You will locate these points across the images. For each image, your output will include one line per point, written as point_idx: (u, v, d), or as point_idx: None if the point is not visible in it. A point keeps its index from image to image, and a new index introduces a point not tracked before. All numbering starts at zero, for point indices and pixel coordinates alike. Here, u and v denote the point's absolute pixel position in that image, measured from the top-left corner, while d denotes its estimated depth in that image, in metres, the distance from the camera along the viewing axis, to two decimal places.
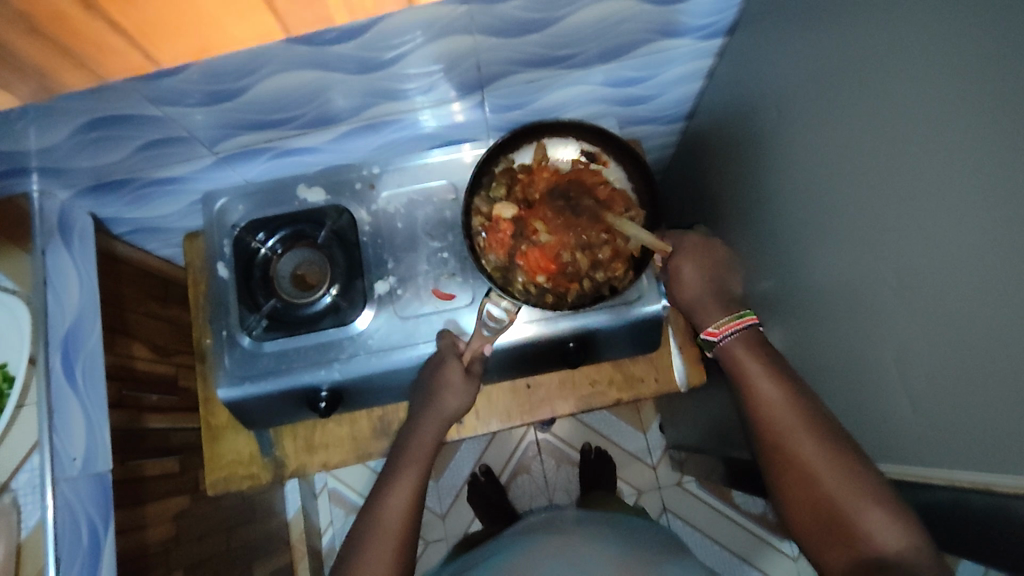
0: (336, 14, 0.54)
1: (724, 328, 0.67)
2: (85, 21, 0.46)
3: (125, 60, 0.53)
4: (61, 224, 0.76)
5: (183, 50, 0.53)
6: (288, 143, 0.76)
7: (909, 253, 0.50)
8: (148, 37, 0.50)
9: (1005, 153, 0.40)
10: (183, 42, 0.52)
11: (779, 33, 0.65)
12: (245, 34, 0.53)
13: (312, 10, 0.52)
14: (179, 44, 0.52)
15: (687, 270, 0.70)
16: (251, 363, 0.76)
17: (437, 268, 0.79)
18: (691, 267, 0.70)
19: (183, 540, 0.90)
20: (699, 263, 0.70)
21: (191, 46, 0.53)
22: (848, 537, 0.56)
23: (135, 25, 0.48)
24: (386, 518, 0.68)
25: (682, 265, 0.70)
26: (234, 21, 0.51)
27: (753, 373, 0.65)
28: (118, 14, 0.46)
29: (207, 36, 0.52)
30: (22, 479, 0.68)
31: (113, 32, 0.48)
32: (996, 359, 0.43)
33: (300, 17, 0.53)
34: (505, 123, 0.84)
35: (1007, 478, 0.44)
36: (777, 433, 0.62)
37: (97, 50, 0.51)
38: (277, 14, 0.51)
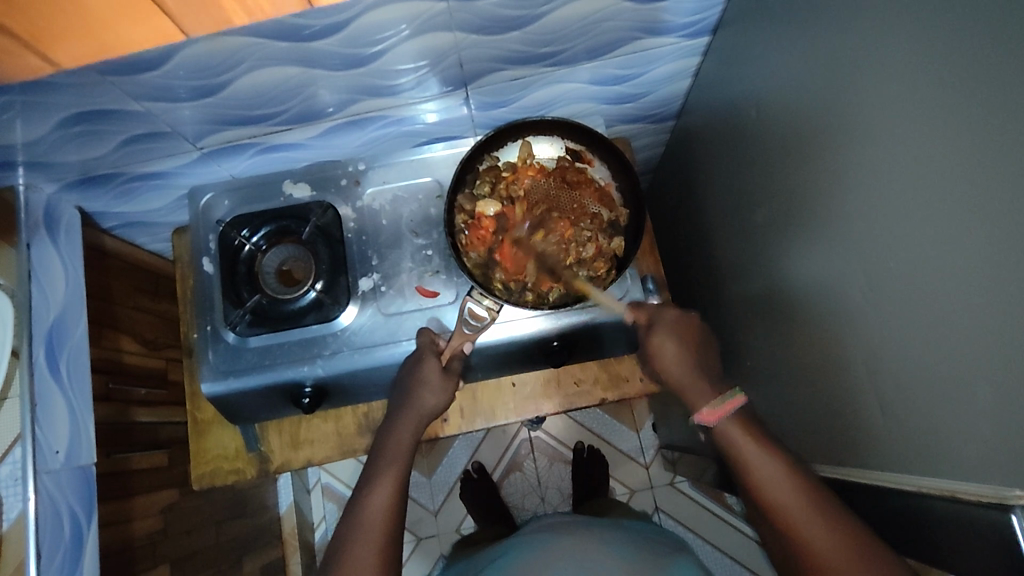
0: (234, 17, 0.54)
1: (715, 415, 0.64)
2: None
3: (23, 61, 0.54)
4: (47, 218, 0.76)
5: (85, 49, 0.54)
6: (273, 139, 0.76)
7: (885, 258, 0.49)
8: (41, 37, 0.51)
9: (977, 155, 0.40)
10: (79, 42, 0.53)
11: (762, 32, 0.64)
12: (145, 36, 0.54)
13: (206, 11, 0.52)
14: (77, 44, 0.53)
15: (665, 345, 0.70)
16: (234, 359, 0.76)
17: (421, 265, 0.79)
18: (670, 341, 0.70)
19: (170, 533, 0.90)
20: (678, 338, 0.70)
21: (89, 45, 0.53)
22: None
23: (23, 26, 0.49)
24: (368, 515, 0.67)
25: (658, 340, 0.70)
26: (126, 23, 0.52)
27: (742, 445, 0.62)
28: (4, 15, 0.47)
29: (104, 38, 0.53)
30: (4, 471, 0.67)
31: (3, 31, 0.50)
32: (964, 364, 0.42)
33: (196, 19, 0.53)
34: (491, 120, 0.83)
35: (971, 485, 0.43)
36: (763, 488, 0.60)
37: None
38: (166, 14, 0.52)
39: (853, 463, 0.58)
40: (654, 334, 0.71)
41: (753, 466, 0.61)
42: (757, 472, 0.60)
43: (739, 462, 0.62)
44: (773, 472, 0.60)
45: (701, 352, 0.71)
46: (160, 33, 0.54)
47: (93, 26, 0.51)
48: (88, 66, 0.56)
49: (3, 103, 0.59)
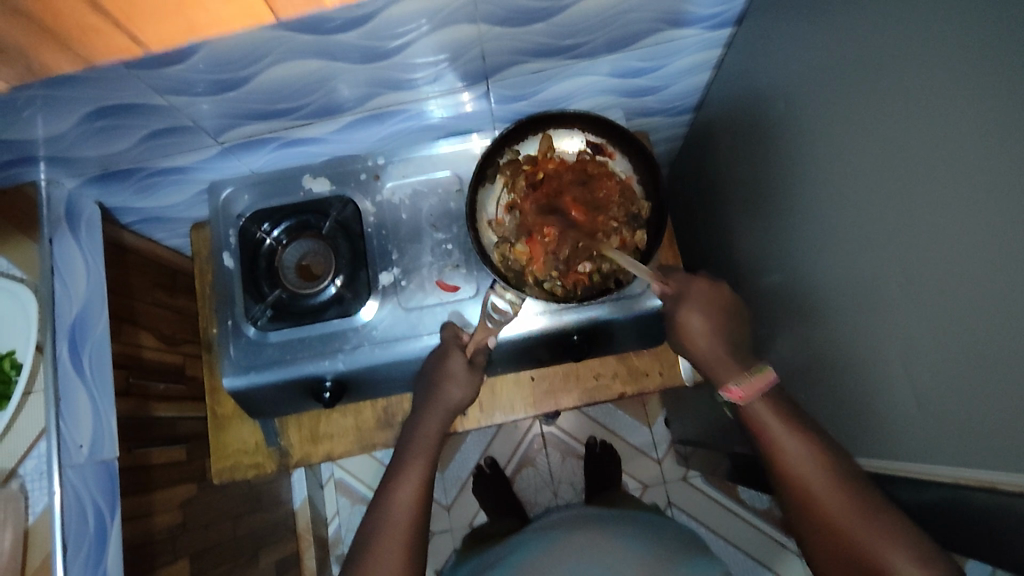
0: None
1: (748, 390, 0.64)
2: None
3: (110, 40, 0.53)
4: (69, 213, 0.76)
5: (169, 31, 0.53)
6: (294, 133, 0.76)
7: (915, 251, 0.49)
8: (132, 18, 0.51)
9: (1011, 144, 0.39)
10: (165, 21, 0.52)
11: (787, 24, 0.64)
12: (230, 14, 0.53)
13: None
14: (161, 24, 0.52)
15: (693, 320, 0.69)
16: (256, 353, 0.76)
17: (441, 259, 0.79)
18: (696, 315, 0.69)
19: (189, 528, 0.91)
20: (706, 312, 0.69)
21: (173, 25, 0.53)
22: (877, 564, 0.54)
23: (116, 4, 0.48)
24: (395, 514, 0.66)
25: (685, 313, 0.69)
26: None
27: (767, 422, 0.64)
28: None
29: (193, 19, 0.52)
30: (30, 465, 0.69)
31: (95, 10, 0.49)
32: (1000, 356, 0.42)
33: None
34: (510, 114, 0.83)
35: (1012, 477, 0.43)
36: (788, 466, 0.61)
37: (80, 27, 0.50)
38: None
39: (884, 454, 0.58)
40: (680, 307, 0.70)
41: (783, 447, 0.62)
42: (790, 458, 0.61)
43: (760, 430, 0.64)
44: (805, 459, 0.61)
45: (727, 318, 0.70)
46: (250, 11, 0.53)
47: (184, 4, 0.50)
48: (114, 58, 0.56)
49: (26, 98, 0.59)
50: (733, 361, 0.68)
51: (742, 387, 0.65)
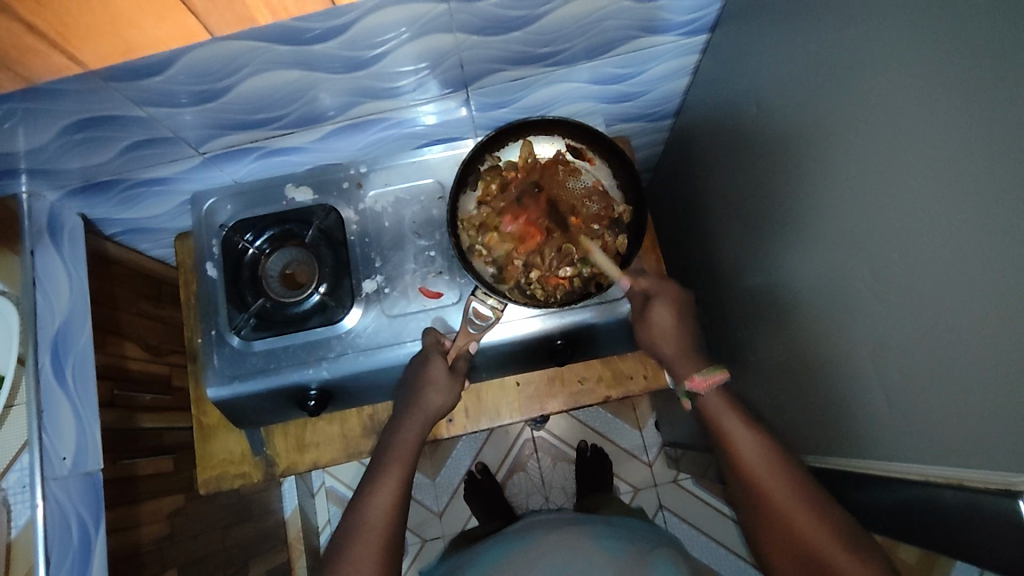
0: (258, 15, 0.54)
1: (706, 381, 0.67)
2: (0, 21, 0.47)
3: (46, 60, 0.54)
4: (50, 225, 0.76)
5: (107, 51, 0.54)
6: (275, 143, 0.77)
7: (887, 252, 0.50)
8: (68, 38, 0.51)
9: (976, 147, 0.40)
10: (102, 40, 0.53)
11: (760, 30, 0.65)
12: (168, 34, 0.54)
13: (231, 9, 0.52)
14: (98, 43, 0.53)
15: (658, 314, 0.71)
16: (239, 362, 0.76)
17: (425, 266, 0.79)
18: (667, 313, 0.71)
19: (177, 538, 0.90)
20: (673, 310, 0.71)
21: (109, 45, 0.53)
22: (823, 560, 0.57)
23: (51, 25, 0.49)
24: (370, 514, 0.66)
25: (656, 310, 0.71)
26: (150, 18, 0.51)
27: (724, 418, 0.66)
28: (33, 14, 0.48)
29: (128, 38, 0.53)
30: (12, 478, 0.68)
31: (31, 32, 0.49)
32: (969, 353, 0.43)
33: (221, 19, 0.53)
34: (491, 121, 0.84)
35: (978, 473, 0.44)
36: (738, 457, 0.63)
37: (15, 46, 0.51)
38: (194, 13, 0.52)
39: (858, 455, 0.59)
40: (651, 306, 0.72)
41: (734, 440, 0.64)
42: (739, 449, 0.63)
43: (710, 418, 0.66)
44: (753, 450, 0.63)
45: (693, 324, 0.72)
46: (186, 31, 0.54)
47: (116, 26, 0.51)
48: (96, 70, 0.56)
49: (6, 110, 0.59)
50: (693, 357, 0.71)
51: (704, 377, 0.67)
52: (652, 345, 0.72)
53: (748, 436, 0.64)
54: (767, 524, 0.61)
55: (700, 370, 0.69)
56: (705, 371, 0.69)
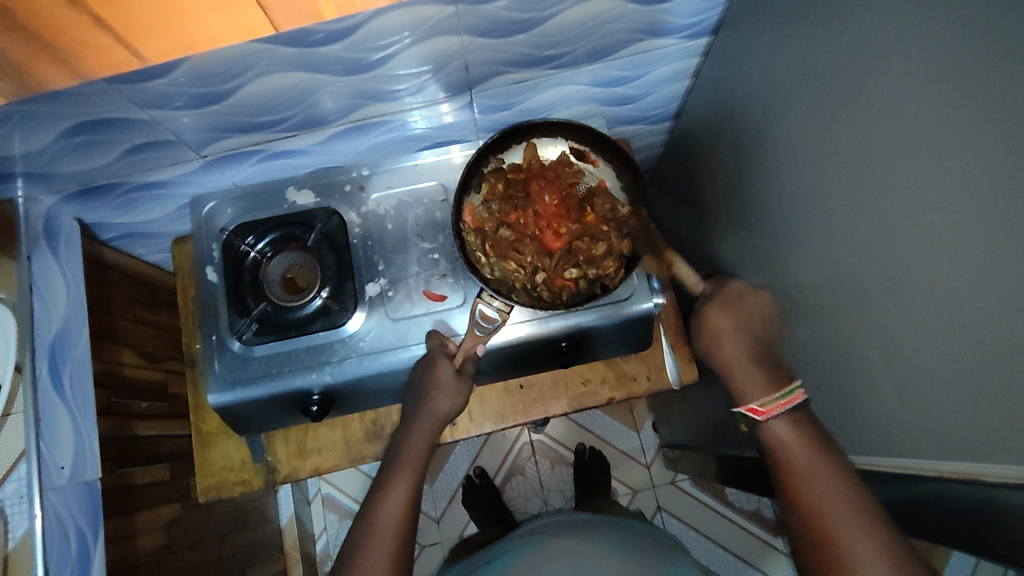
0: (322, 10, 0.54)
1: (773, 410, 0.61)
2: (71, 15, 0.46)
3: (109, 55, 0.53)
4: (47, 230, 0.75)
5: (171, 44, 0.53)
6: (277, 146, 0.76)
7: (894, 251, 0.50)
8: (134, 33, 0.51)
9: (981, 149, 0.41)
10: (165, 36, 0.52)
11: (762, 33, 0.66)
12: (233, 29, 0.53)
13: (297, 5, 0.52)
14: (162, 38, 0.52)
15: (719, 322, 0.67)
16: (241, 368, 0.75)
17: (428, 269, 0.79)
18: (725, 318, 0.67)
19: (175, 548, 0.89)
20: (734, 317, 0.67)
21: (175, 40, 0.53)
22: None
23: (119, 19, 0.48)
24: (381, 523, 0.65)
25: (715, 317, 0.67)
26: (217, 13, 0.50)
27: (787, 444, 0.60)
28: (104, 9, 0.47)
29: (194, 32, 0.52)
30: (9, 488, 0.65)
31: (97, 25, 0.48)
32: (979, 348, 0.43)
33: (286, 14, 0.53)
34: (494, 123, 0.84)
35: (993, 467, 0.44)
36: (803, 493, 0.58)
37: (79, 42, 0.50)
38: (260, 6, 0.51)
39: (867, 451, 0.59)
40: (711, 308, 0.68)
41: (800, 472, 0.59)
42: (802, 479, 0.58)
43: (768, 441, 0.61)
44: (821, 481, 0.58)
45: (757, 337, 0.67)
46: (249, 25, 0.53)
47: (183, 21, 0.51)
48: (97, 75, 0.56)
49: (2, 115, 0.58)
50: (758, 368, 0.65)
51: (768, 406, 0.61)
52: (709, 352, 0.68)
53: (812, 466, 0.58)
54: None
55: (764, 397, 0.63)
56: (774, 396, 0.62)
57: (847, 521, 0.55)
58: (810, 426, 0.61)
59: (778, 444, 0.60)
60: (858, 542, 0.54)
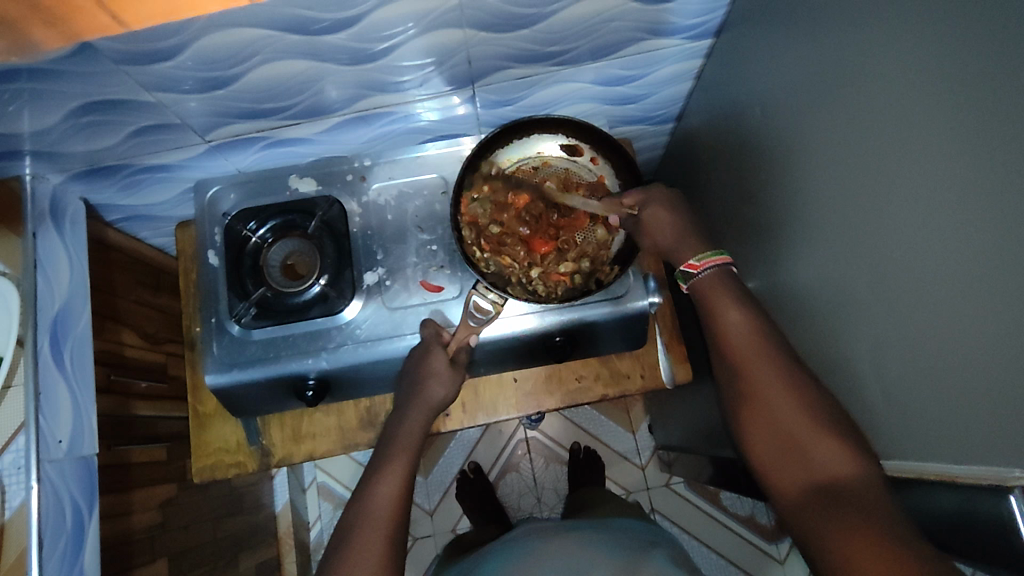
0: None
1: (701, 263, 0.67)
2: None
3: (90, 18, 0.50)
4: (53, 208, 0.76)
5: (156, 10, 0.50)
6: (281, 133, 0.77)
7: (885, 253, 0.50)
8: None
9: (971, 153, 0.41)
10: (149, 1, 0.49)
11: (763, 36, 0.66)
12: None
13: None
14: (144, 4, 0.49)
15: (654, 216, 0.71)
16: (239, 350, 0.77)
17: (426, 260, 0.80)
18: (662, 213, 0.71)
19: (168, 528, 0.90)
20: (670, 207, 0.71)
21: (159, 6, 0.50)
22: (800, 445, 0.55)
23: None
24: (376, 508, 0.66)
25: (650, 214, 0.71)
26: None
27: (720, 304, 0.64)
28: None
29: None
30: (7, 459, 0.67)
31: None
32: (963, 352, 0.44)
33: None
34: (496, 119, 0.84)
35: (973, 469, 0.45)
36: (728, 340, 0.62)
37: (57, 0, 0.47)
38: None
39: None
40: (647, 208, 0.72)
41: (724, 320, 0.63)
42: (726, 325, 0.63)
43: (705, 301, 0.65)
44: (741, 325, 0.62)
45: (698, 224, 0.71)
46: None
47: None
48: (106, 54, 0.57)
49: (13, 91, 0.59)
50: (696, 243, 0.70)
51: (700, 261, 0.67)
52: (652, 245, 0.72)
53: (733, 312, 0.63)
54: (751, 422, 0.59)
55: (696, 254, 0.68)
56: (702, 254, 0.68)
57: (756, 363, 0.60)
58: (736, 285, 0.65)
59: (709, 304, 0.65)
60: (767, 376, 0.59)
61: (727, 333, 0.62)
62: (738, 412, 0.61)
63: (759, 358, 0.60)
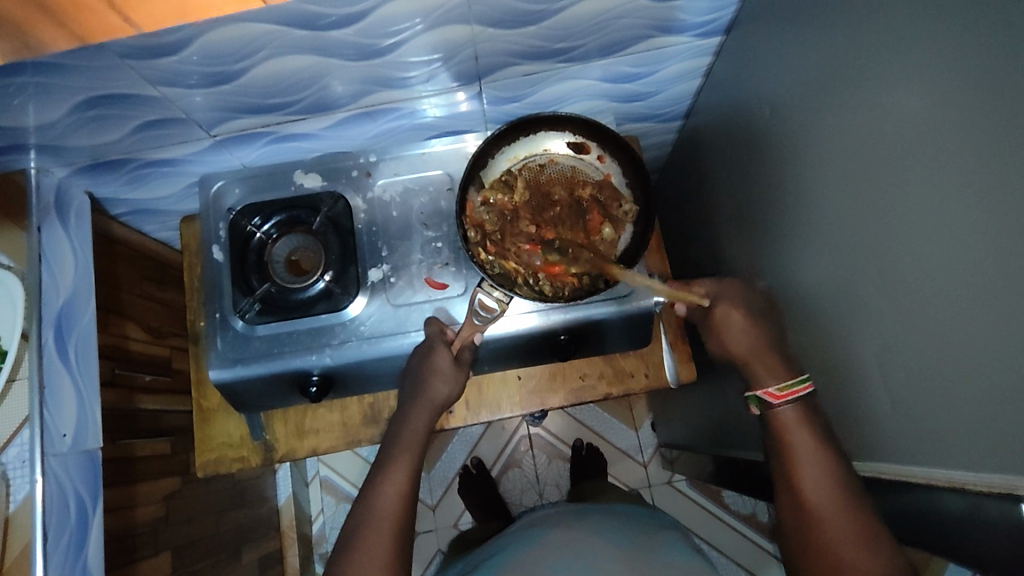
0: None
1: (786, 396, 0.62)
2: None
3: (101, 19, 0.48)
4: (58, 202, 0.76)
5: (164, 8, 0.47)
6: (286, 128, 0.76)
7: (894, 257, 0.50)
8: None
9: (983, 157, 0.41)
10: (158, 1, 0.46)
11: (773, 34, 0.65)
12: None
13: None
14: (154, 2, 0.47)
15: (733, 321, 0.67)
16: (243, 346, 0.77)
17: (431, 257, 0.80)
18: (735, 314, 0.67)
19: (172, 521, 0.90)
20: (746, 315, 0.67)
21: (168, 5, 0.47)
22: None
23: None
24: (381, 507, 0.66)
25: (723, 313, 0.68)
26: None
27: (793, 435, 0.61)
28: None
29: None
30: (12, 453, 0.68)
31: None
32: (972, 358, 0.43)
33: None
34: (503, 115, 0.84)
35: (982, 475, 0.44)
36: (799, 473, 0.60)
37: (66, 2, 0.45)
38: None
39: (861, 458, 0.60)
40: (719, 306, 0.68)
41: (799, 454, 0.61)
42: (799, 459, 0.60)
43: (778, 428, 0.62)
44: (811, 451, 0.60)
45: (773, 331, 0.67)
46: None
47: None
48: (112, 48, 0.56)
49: (19, 84, 0.59)
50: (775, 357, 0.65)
51: (783, 390, 0.62)
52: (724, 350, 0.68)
53: (805, 440, 0.61)
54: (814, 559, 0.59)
55: (781, 381, 0.63)
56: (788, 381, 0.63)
57: (830, 508, 0.58)
58: (813, 415, 0.62)
59: (784, 432, 0.62)
60: (816, 477, 0.59)
61: (799, 471, 0.60)
62: (786, 510, 0.62)
63: (831, 500, 0.58)
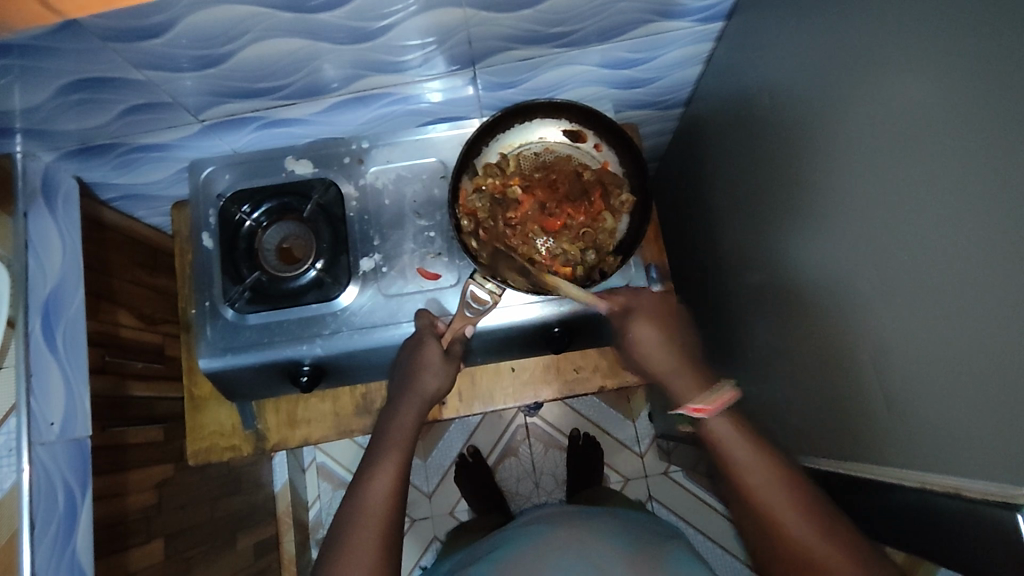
0: None
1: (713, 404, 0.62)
2: None
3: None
4: (45, 187, 0.75)
5: None
6: (276, 113, 0.75)
7: (892, 255, 0.48)
8: None
9: (987, 153, 0.39)
10: None
11: (774, 22, 0.63)
12: None
13: None
14: None
15: (643, 334, 0.68)
16: (233, 335, 0.76)
17: (424, 247, 0.79)
18: (651, 328, 0.68)
19: (165, 508, 0.90)
20: (659, 326, 0.69)
21: None
22: None
23: None
24: (370, 501, 0.65)
25: (639, 329, 0.68)
26: None
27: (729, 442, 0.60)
28: None
29: None
30: None
31: None
32: (972, 360, 0.42)
33: None
34: (498, 102, 0.82)
35: (976, 482, 0.43)
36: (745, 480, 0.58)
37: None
38: None
39: (857, 459, 0.58)
40: (631, 320, 0.69)
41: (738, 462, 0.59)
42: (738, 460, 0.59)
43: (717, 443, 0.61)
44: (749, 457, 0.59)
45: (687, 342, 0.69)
46: None
47: None
48: (92, 30, 0.55)
49: (1, 67, 0.57)
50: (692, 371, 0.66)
51: (708, 401, 0.62)
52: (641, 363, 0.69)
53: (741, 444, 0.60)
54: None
55: (700, 395, 0.64)
56: (709, 393, 0.64)
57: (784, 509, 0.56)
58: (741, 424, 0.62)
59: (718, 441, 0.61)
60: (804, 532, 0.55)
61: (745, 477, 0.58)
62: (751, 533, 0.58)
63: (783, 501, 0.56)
